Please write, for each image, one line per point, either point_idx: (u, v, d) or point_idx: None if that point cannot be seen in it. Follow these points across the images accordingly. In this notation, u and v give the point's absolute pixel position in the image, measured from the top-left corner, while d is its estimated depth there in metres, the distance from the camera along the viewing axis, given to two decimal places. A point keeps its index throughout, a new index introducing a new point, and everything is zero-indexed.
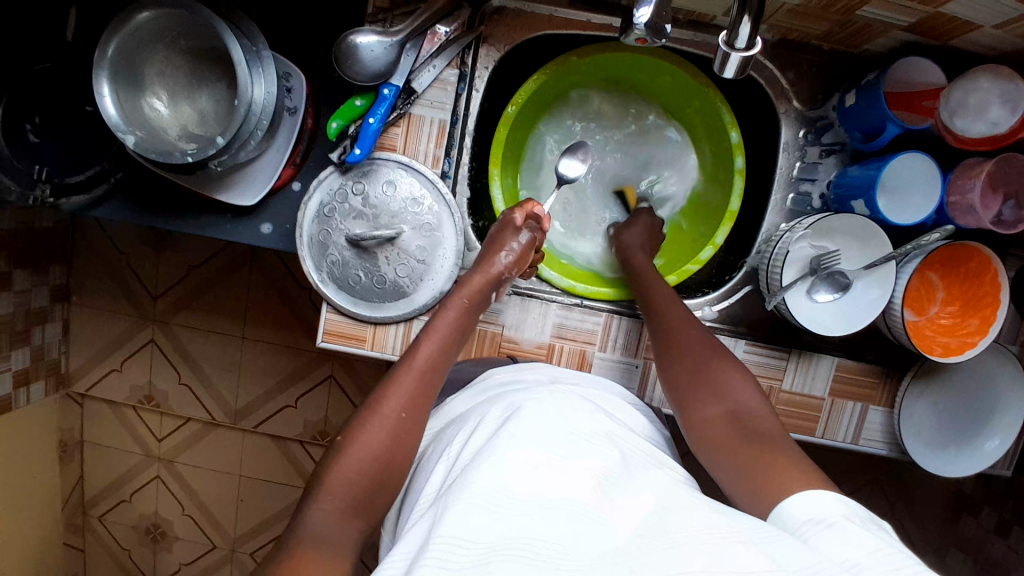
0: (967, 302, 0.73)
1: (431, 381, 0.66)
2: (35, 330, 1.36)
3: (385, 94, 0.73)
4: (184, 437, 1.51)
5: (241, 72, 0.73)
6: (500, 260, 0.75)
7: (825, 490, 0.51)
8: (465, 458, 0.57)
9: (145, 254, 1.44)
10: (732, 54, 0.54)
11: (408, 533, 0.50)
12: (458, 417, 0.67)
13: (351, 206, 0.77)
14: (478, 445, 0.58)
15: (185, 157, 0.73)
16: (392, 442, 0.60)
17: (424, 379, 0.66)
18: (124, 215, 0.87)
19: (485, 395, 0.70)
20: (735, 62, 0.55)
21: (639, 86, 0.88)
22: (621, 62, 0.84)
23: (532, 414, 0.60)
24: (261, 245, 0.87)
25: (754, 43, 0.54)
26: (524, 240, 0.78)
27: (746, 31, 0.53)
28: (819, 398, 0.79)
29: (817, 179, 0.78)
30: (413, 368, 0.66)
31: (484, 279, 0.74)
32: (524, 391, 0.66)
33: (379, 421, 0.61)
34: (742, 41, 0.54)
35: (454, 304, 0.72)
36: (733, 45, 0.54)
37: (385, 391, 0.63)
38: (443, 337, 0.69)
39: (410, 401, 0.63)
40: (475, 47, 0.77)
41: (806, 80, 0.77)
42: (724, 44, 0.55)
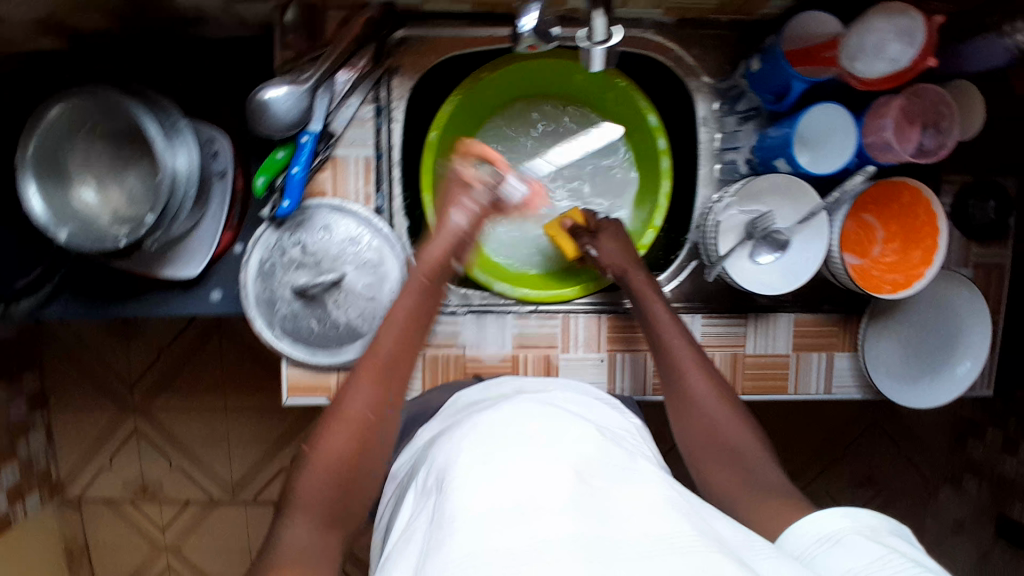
0: (906, 236, 0.74)
1: (391, 377, 0.62)
2: (19, 442, 1.36)
3: (304, 141, 0.74)
4: (185, 522, 1.50)
5: (158, 148, 0.74)
6: (461, 220, 0.72)
7: (833, 508, 0.51)
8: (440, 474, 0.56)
9: (113, 344, 1.43)
10: (594, 47, 0.57)
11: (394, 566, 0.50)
12: (427, 443, 0.66)
13: (291, 258, 0.77)
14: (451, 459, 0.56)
15: (118, 241, 0.74)
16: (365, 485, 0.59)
17: (383, 376, 0.61)
18: (73, 309, 0.87)
19: (453, 416, 0.69)
20: (599, 54, 0.58)
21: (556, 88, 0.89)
22: (529, 68, 0.84)
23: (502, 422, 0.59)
24: (212, 313, 0.86)
25: (611, 32, 0.57)
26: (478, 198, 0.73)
27: (601, 25, 0.56)
28: (785, 354, 0.79)
29: (739, 146, 0.79)
30: (371, 366, 0.62)
31: (447, 240, 0.70)
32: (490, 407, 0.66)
33: (340, 426, 0.58)
34: (600, 33, 0.57)
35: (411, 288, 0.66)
36: (592, 38, 0.57)
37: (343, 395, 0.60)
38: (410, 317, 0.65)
39: (375, 398, 0.60)
40: (387, 81, 0.78)
41: (712, 53, 0.79)
42: (586, 38, 0.57)
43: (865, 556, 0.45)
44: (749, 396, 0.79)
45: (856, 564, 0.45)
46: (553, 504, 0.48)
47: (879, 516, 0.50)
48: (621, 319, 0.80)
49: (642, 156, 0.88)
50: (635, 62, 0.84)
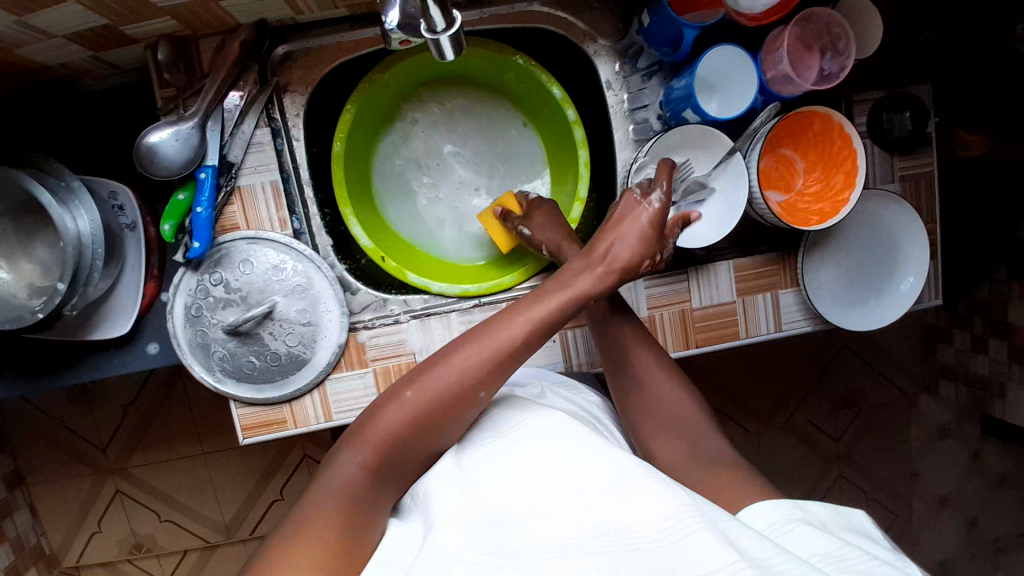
0: (826, 162, 0.74)
1: (422, 430, 0.58)
2: (3, 522, 1.32)
3: (203, 177, 0.71)
4: (188, 568, 1.48)
5: (54, 214, 0.72)
6: (603, 270, 0.67)
7: (777, 498, 0.52)
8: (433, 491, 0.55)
9: (75, 411, 1.39)
10: (441, 37, 0.57)
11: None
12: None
13: (216, 297, 0.75)
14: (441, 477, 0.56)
15: (35, 313, 0.72)
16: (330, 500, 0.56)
17: (412, 427, 0.57)
18: (9, 390, 0.84)
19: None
20: (447, 42, 0.58)
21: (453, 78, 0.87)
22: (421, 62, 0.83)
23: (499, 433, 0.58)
24: (153, 366, 0.84)
25: (452, 19, 0.56)
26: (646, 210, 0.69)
27: (437, 13, 0.55)
28: (731, 302, 0.79)
29: (648, 104, 0.78)
30: (395, 413, 0.57)
31: (572, 299, 0.64)
32: (484, 410, 0.64)
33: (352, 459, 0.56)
34: (439, 23, 0.56)
35: (530, 316, 0.62)
36: (434, 29, 0.56)
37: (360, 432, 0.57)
38: (512, 353, 0.61)
39: (396, 435, 0.57)
40: (278, 100, 0.75)
41: (606, 13, 0.77)
42: (427, 31, 0.56)
43: (828, 547, 0.46)
44: (703, 348, 0.79)
45: (816, 549, 0.46)
46: (538, 510, 0.48)
47: (828, 508, 0.51)
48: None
49: (554, 131, 0.87)
50: (531, 36, 0.82)
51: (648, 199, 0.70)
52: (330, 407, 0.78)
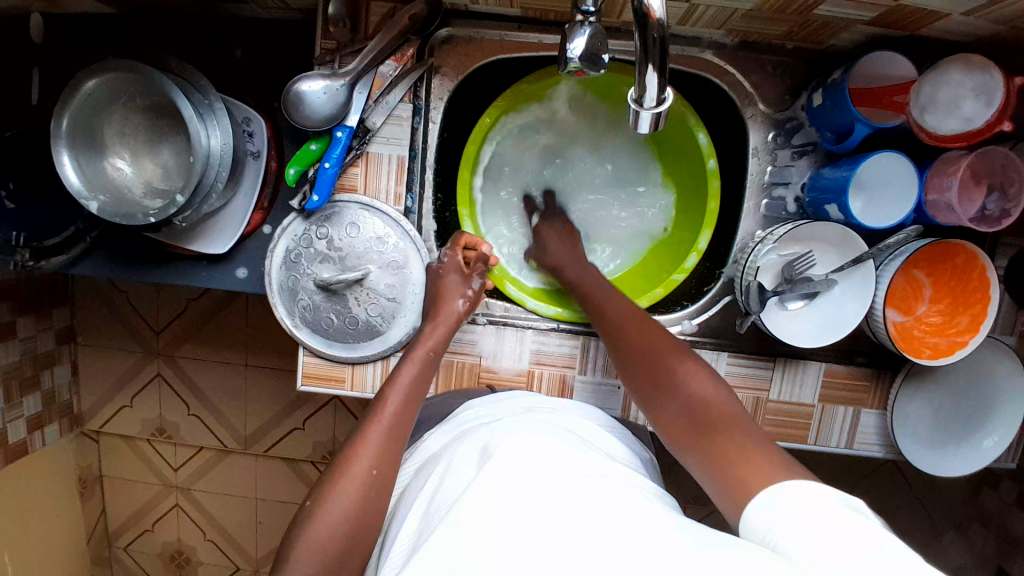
0: (956, 299, 0.72)
1: (399, 435, 0.63)
2: (43, 374, 1.45)
3: (339, 136, 0.72)
4: (198, 464, 1.61)
5: (193, 127, 0.74)
6: (458, 306, 0.75)
7: (813, 495, 0.47)
8: (440, 508, 0.55)
9: (144, 290, 1.50)
10: (642, 111, 0.52)
11: None
12: (425, 463, 0.64)
13: (317, 250, 0.76)
14: (443, 497, 0.56)
15: (147, 218, 0.74)
16: (348, 508, 0.56)
17: (391, 433, 0.63)
18: (103, 271, 0.88)
19: (458, 430, 0.67)
20: (648, 118, 0.53)
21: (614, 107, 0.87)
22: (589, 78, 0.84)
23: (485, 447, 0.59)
24: (239, 289, 0.88)
25: (664, 97, 0.52)
26: (474, 284, 0.78)
27: (653, 84, 0.50)
28: (809, 405, 0.78)
29: (791, 182, 0.75)
30: (379, 423, 0.63)
31: (445, 325, 0.74)
32: (505, 425, 0.63)
33: (349, 480, 0.57)
34: (651, 97, 0.52)
35: (410, 360, 0.70)
36: (641, 101, 0.52)
37: (354, 450, 0.60)
38: (410, 386, 0.68)
39: (381, 456, 0.60)
40: (427, 79, 0.75)
41: (770, 81, 0.74)
42: (634, 100, 0.52)
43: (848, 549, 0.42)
44: None
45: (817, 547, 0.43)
46: (537, 530, 0.48)
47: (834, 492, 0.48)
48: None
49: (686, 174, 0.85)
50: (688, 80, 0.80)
51: (441, 263, 0.78)
52: None
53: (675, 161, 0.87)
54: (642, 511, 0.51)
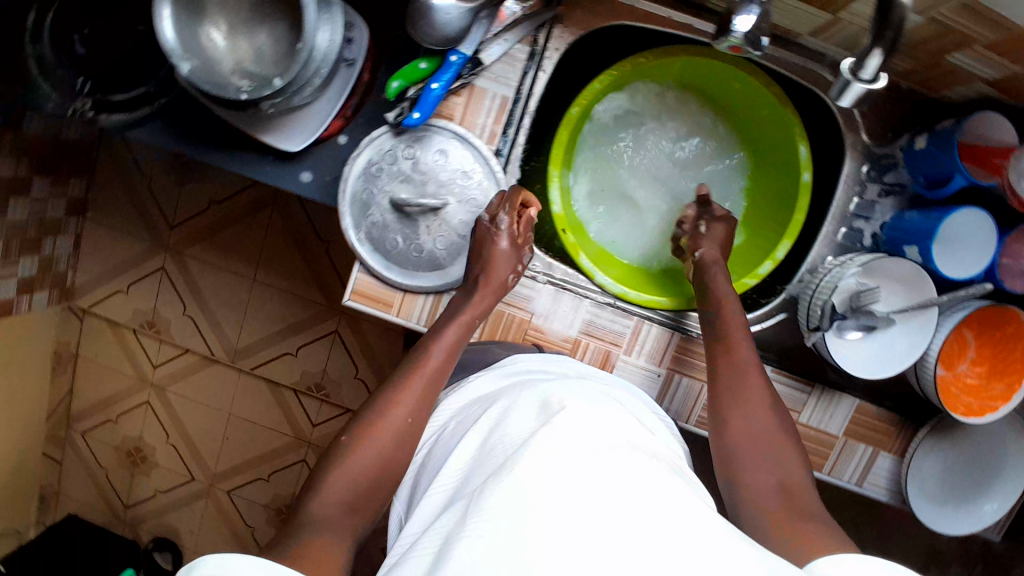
0: (995, 365, 0.73)
1: (435, 386, 0.69)
2: (45, 239, 1.41)
3: (452, 60, 0.71)
4: (178, 367, 1.57)
5: (307, 17, 0.71)
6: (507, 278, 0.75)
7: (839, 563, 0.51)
8: (497, 452, 0.57)
9: (168, 179, 1.47)
10: (854, 83, 0.53)
11: (426, 538, 0.51)
12: (478, 401, 0.67)
13: (400, 169, 0.75)
14: (499, 441, 0.58)
15: (238, 93, 0.73)
16: (373, 459, 0.63)
17: (429, 383, 0.69)
18: (162, 139, 0.86)
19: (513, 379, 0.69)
20: (855, 91, 0.54)
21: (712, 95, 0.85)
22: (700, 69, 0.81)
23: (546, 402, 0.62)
24: (299, 193, 0.86)
25: (880, 77, 0.53)
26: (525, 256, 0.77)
27: (873, 64, 0.52)
28: (833, 436, 0.79)
29: (872, 218, 0.76)
30: (421, 373, 0.69)
31: (495, 291, 0.74)
32: (561, 388, 0.64)
33: (384, 427, 0.65)
34: (867, 72, 0.53)
35: (456, 323, 0.72)
36: (857, 74, 0.53)
37: (390, 397, 0.67)
38: (450, 350, 0.71)
39: (416, 406, 0.67)
40: (549, 27, 0.74)
41: (877, 113, 0.75)
42: (849, 71, 0.53)
43: None
44: None
45: None
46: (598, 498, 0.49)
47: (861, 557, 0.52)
48: (695, 344, 0.79)
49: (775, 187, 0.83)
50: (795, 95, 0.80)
51: (496, 229, 0.74)
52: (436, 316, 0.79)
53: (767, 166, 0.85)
54: (694, 501, 0.52)
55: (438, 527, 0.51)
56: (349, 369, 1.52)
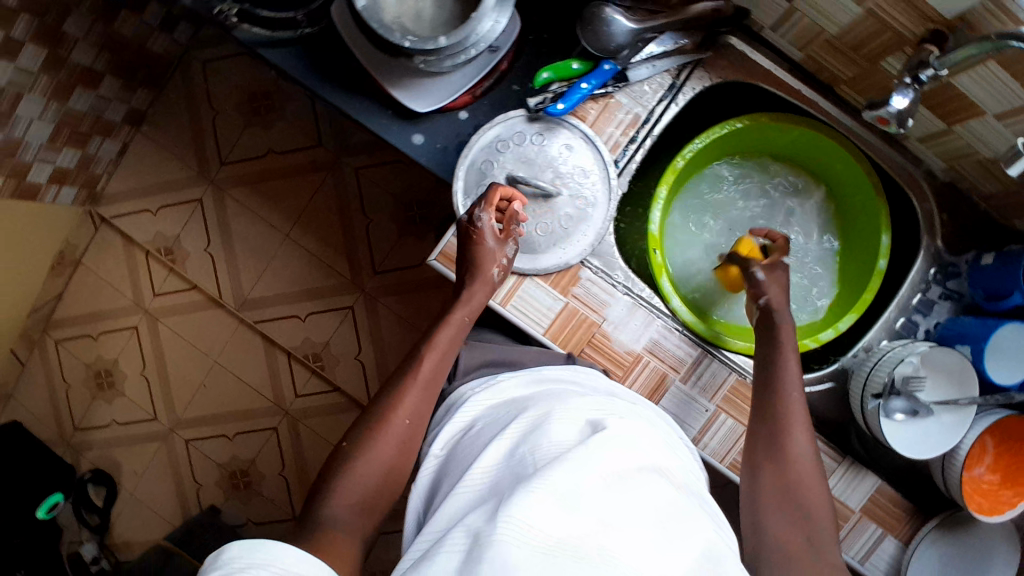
0: (1009, 475, 0.77)
1: (432, 394, 0.69)
2: (93, 138, 1.41)
3: (604, 68, 0.78)
4: (179, 302, 1.53)
5: None
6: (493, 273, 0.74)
7: None
8: (525, 463, 0.58)
9: (235, 118, 1.49)
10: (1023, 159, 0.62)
11: (450, 536, 0.52)
12: (508, 406, 0.68)
13: (523, 152, 0.80)
14: (528, 451, 0.60)
15: (403, 40, 0.76)
16: (384, 462, 0.64)
17: (425, 393, 0.69)
18: (292, 65, 0.89)
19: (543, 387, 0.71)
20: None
21: (815, 173, 0.90)
22: (808, 146, 0.87)
23: (576, 420, 0.62)
24: (409, 153, 0.90)
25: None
26: (513, 249, 0.76)
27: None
28: (851, 510, 0.80)
29: (928, 315, 0.83)
30: (415, 381, 0.68)
31: (485, 288, 0.74)
32: (594, 408, 0.66)
33: (383, 437, 0.65)
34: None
35: (448, 324, 0.72)
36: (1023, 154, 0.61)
37: (388, 404, 0.67)
38: (444, 352, 0.71)
39: (416, 410, 0.67)
40: (691, 68, 0.80)
41: (954, 224, 0.83)
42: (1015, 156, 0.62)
43: None
44: None
45: None
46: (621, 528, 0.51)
47: None
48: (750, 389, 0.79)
49: (850, 271, 0.88)
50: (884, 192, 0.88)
51: (477, 228, 0.74)
52: (513, 298, 0.78)
53: (847, 251, 0.89)
54: (710, 538, 0.55)
55: (463, 528, 0.52)
56: (352, 348, 1.50)
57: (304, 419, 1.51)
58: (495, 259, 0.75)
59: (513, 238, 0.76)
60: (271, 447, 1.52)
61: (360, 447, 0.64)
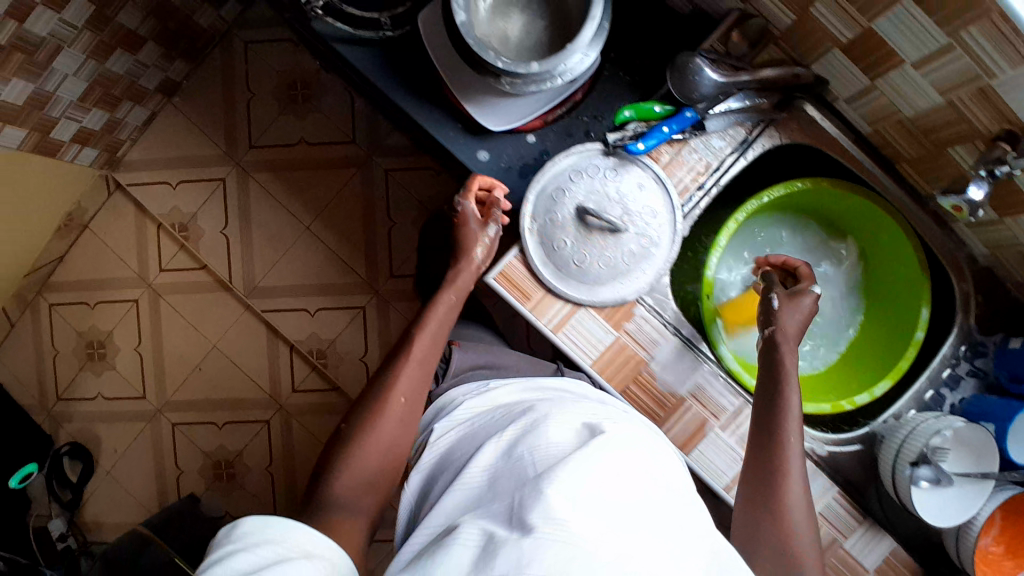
0: (1014, 544, 0.79)
1: (424, 372, 0.76)
2: (123, 103, 1.37)
3: (687, 115, 0.80)
4: (186, 280, 1.49)
5: (588, 28, 0.76)
6: (474, 254, 0.84)
7: None
8: (523, 456, 0.61)
9: (270, 103, 1.47)
10: None
11: (462, 534, 0.53)
12: (501, 414, 0.72)
13: (595, 185, 0.81)
14: (528, 451, 0.62)
15: (497, 59, 0.77)
16: (383, 441, 0.70)
17: (419, 371, 0.76)
18: (370, 65, 0.90)
19: (538, 395, 0.75)
20: None
21: (859, 244, 0.94)
22: (860, 217, 0.91)
23: (568, 417, 0.66)
24: (472, 168, 0.91)
25: None
26: (493, 228, 0.86)
27: None
28: (866, 570, 0.83)
29: (954, 390, 0.87)
30: (409, 361, 0.75)
31: (468, 269, 0.84)
32: (589, 413, 0.69)
33: (385, 418, 0.71)
34: None
35: (439, 303, 0.81)
36: None
37: (384, 383, 0.73)
38: (433, 336, 0.78)
39: (411, 390, 0.74)
40: (765, 125, 0.83)
41: (988, 306, 0.86)
42: None
43: None
44: None
45: None
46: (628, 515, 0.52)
47: None
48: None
49: (881, 340, 0.91)
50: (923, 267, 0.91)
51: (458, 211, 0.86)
52: (565, 325, 0.79)
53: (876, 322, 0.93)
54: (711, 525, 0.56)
55: (473, 526, 0.53)
56: (359, 349, 1.47)
57: (299, 415, 1.48)
58: (473, 234, 0.85)
59: (495, 222, 0.86)
60: (260, 440, 1.49)
61: (363, 424, 0.71)
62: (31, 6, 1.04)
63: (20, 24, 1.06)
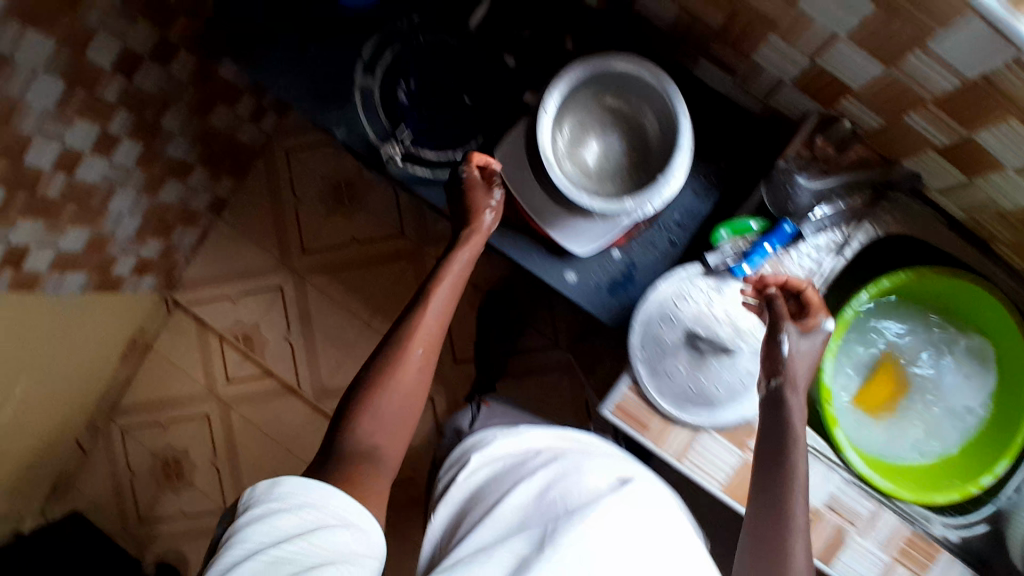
0: None
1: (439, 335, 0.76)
2: (177, 229, 1.38)
3: (784, 229, 0.80)
4: (254, 389, 1.50)
5: (677, 160, 0.77)
6: (487, 218, 0.81)
7: None
8: (553, 498, 0.72)
9: (318, 207, 1.49)
10: None
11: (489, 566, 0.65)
12: (529, 455, 0.80)
13: (700, 308, 0.82)
14: (557, 497, 0.71)
15: (591, 202, 0.77)
16: (391, 407, 0.72)
17: (437, 332, 0.76)
18: None
19: (564, 439, 0.83)
20: None
21: (966, 324, 0.91)
22: (963, 300, 0.89)
23: (599, 472, 0.75)
24: (561, 291, 0.91)
25: None
26: (499, 192, 0.83)
27: None
28: None
29: None
30: (421, 328, 0.75)
31: (477, 239, 0.81)
32: (610, 462, 0.78)
33: (392, 388, 0.72)
34: None
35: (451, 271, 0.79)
36: None
37: (390, 359, 0.73)
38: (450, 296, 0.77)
39: (428, 356, 0.75)
40: (858, 221, 0.84)
41: None
42: None
43: None
44: None
45: None
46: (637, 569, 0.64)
47: None
48: (922, 540, 0.83)
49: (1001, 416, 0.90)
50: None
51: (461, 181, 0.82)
52: (689, 452, 0.80)
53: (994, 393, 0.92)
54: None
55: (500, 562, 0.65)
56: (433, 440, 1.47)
57: None
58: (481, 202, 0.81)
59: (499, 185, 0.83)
60: None
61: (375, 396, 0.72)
62: (78, 155, 1.01)
63: (70, 173, 1.02)
